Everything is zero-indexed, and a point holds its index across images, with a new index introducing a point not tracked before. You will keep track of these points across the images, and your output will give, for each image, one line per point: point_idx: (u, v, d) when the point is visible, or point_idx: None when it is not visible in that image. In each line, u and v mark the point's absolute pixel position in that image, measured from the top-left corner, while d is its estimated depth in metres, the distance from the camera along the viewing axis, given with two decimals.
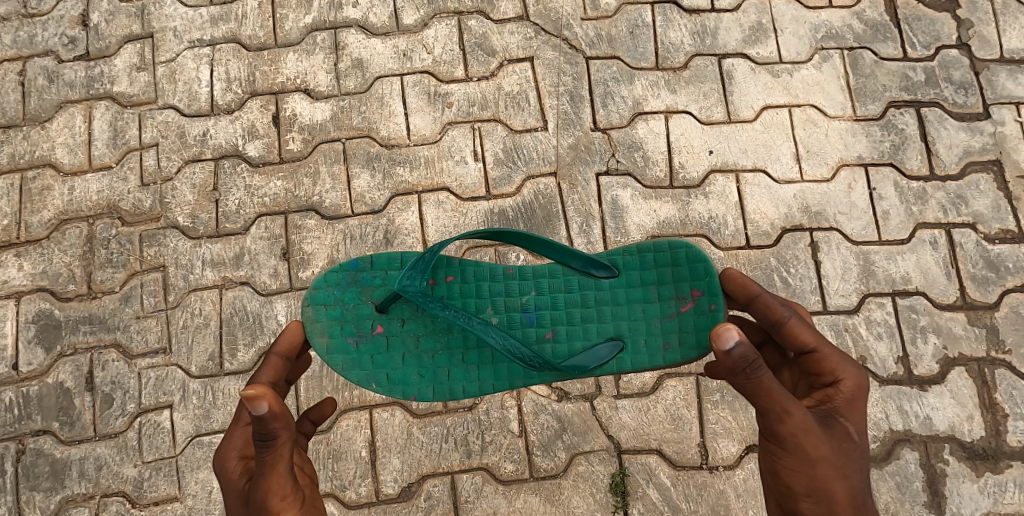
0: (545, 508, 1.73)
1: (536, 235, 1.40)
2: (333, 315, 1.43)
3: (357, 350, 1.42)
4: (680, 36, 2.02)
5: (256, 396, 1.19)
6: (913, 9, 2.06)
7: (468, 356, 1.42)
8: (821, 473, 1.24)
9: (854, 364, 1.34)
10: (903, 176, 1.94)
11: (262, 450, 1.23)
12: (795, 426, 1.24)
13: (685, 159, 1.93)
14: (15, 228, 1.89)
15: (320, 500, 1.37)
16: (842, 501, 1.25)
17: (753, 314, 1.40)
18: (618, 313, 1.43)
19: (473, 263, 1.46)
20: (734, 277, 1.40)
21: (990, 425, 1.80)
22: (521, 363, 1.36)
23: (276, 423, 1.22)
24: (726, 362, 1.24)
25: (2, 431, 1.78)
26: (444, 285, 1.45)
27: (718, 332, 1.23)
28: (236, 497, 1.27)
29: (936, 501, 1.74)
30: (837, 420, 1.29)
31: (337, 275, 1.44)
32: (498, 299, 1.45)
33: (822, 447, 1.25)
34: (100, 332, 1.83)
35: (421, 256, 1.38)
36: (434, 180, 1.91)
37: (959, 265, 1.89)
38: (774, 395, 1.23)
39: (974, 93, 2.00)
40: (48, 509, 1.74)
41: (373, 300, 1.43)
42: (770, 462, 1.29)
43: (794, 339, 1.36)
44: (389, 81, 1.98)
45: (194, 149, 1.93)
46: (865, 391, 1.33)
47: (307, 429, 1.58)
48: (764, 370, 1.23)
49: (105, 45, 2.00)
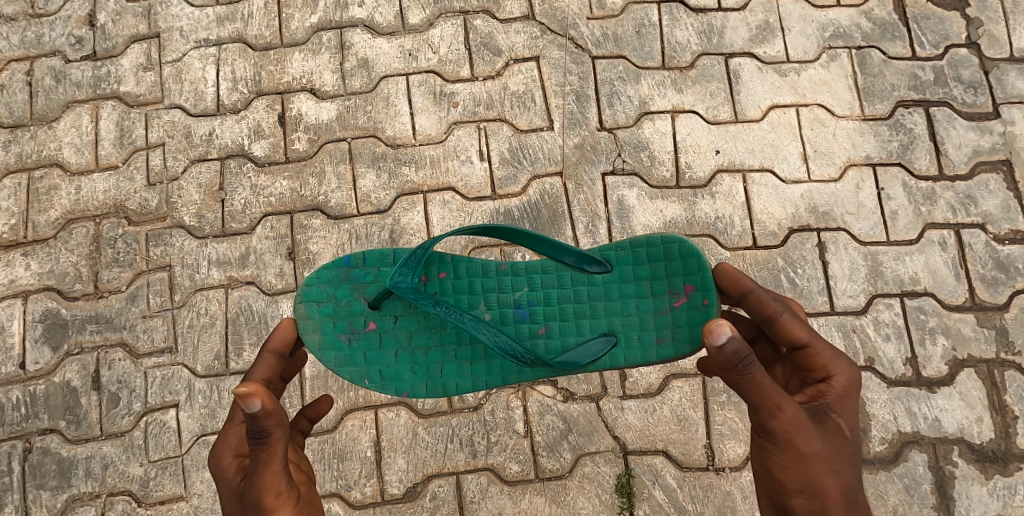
0: (551, 509, 1.73)
1: (528, 231, 1.40)
2: (326, 312, 1.42)
3: (350, 347, 1.41)
4: (686, 35, 2.02)
5: (250, 394, 1.18)
6: (922, 8, 2.04)
7: (461, 352, 1.42)
8: (814, 469, 1.24)
9: (847, 360, 1.33)
10: (911, 176, 1.93)
11: (256, 448, 1.22)
12: (789, 422, 1.22)
13: (692, 159, 1.92)
14: (22, 228, 1.89)
15: (316, 496, 1.37)
16: (834, 496, 1.25)
17: (746, 309, 1.39)
18: (611, 309, 1.43)
19: (465, 259, 1.46)
20: (727, 273, 1.38)
21: (1000, 427, 1.78)
22: (513, 359, 1.37)
23: (271, 421, 1.21)
24: (718, 358, 1.21)
25: (9, 429, 1.79)
26: (436, 281, 1.44)
27: (710, 327, 1.20)
28: (231, 495, 1.28)
29: (945, 503, 1.73)
30: (829, 416, 1.28)
31: (329, 272, 1.44)
32: (490, 295, 1.44)
33: (815, 443, 1.23)
34: (106, 332, 1.83)
35: (413, 252, 1.37)
36: (440, 179, 1.91)
37: (968, 266, 1.87)
38: (767, 392, 1.21)
39: (983, 93, 1.99)
40: (55, 508, 1.75)
41: (365, 297, 1.43)
42: (762, 457, 1.28)
43: (787, 334, 1.34)
44: (394, 81, 1.97)
45: (200, 149, 1.93)
46: (858, 386, 1.32)
47: (303, 426, 1.56)
48: (756, 365, 1.20)
49: (112, 46, 2.01)
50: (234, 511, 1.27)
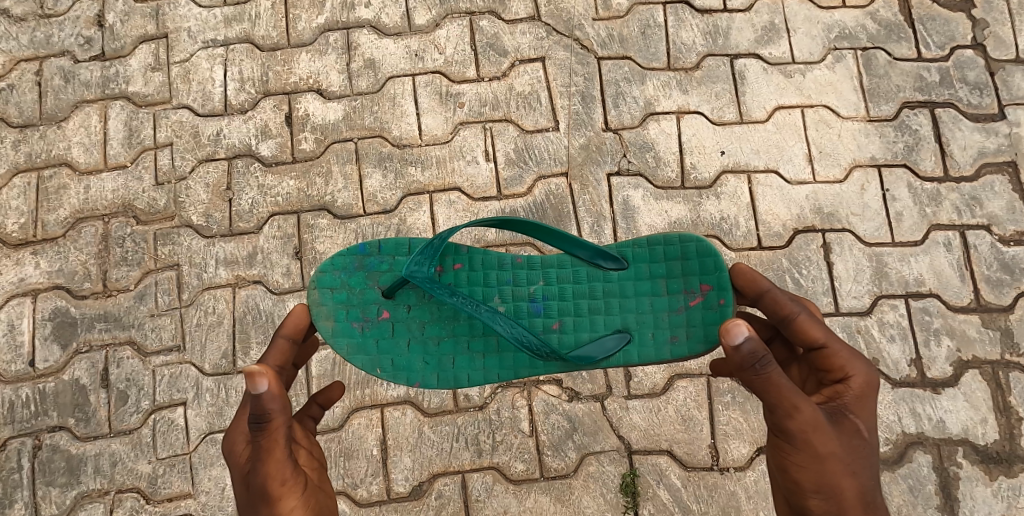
0: (556, 508, 1.74)
1: (544, 224, 1.41)
2: (339, 299, 1.44)
3: (362, 335, 1.43)
4: (691, 36, 2.02)
5: (257, 373, 1.22)
6: (927, 9, 2.04)
7: (474, 344, 1.43)
8: (831, 469, 1.24)
9: (864, 361, 1.33)
10: (917, 177, 1.93)
11: (258, 433, 1.24)
12: (805, 422, 1.23)
13: (697, 159, 1.93)
14: (32, 227, 1.91)
15: (327, 483, 1.39)
16: (851, 497, 1.25)
17: (763, 310, 1.40)
18: (626, 306, 1.44)
19: (481, 251, 1.46)
20: (744, 273, 1.39)
21: (1005, 428, 1.78)
22: (529, 352, 1.36)
23: (275, 405, 1.24)
24: (734, 358, 1.23)
25: (19, 427, 1.80)
26: (451, 273, 1.45)
27: (727, 326, 1.22)
28: (239, 483, 1.28)
29: (949, 504, 1.74)
30: (846, 417, 1.29)
31: (344, 259, 1.45)
32: (505, 288, 1.45)
33: (831, 443, 1.24)
34: (115, 330, 1.84)
35: (430, 242, 1.39)
36: (446, 180, 1.92)
37: (974, 267, 1.88)
38: (783, 392, 1.22)
39: (989, 94, 1.99)
40: (64, 505, 1.76)
41: (379, 286, 1.44)
42: (778, 458, 1.28)
43: (803, 334, 1.35)
44: (401, 81, 1.98)
45: (208, 149, 1.94)
46: (875, 388, 1.33)
47: (315, 412, 1.57)
48: (773, 365, 1.22)
49: (121, 46, 2.02)
50: (242, 498, 1.28)
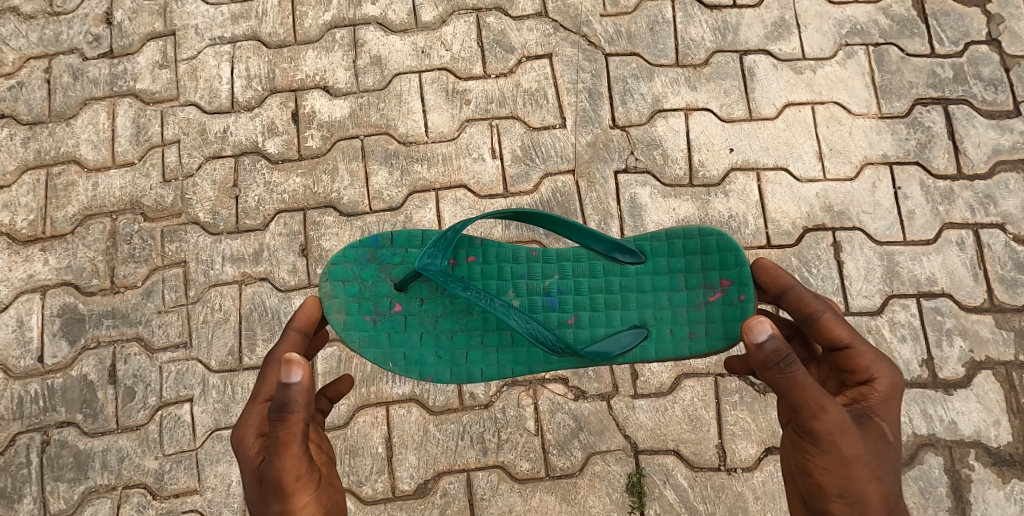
0: (561, 508, 1.73)
1: (561, 217, 1.39)
2: (351, 292, 1.43)
3: (375, 328, 1.42)
4: (701, 32, 2.00)
5: (294, 361, 1.24)
6: (941, 4, 2.01)
7: (487, 338, 1.42)
8: (856, 474, 1.22)
9: (889, 364, 1.31)
10: (929, 174, 1.90)
11: (278, 424, 1.22)
12: (831, 424, 1.20)
13: (705, 157, 1.91)
14: (41, 224, 1.92)
15: (336, 478, 1.40)
16: (874, 501, 1.23)
17: (785, 307, 1.38)
18: (643, 301, 1.42)
19: (495, 244, 1.45)
20: (767, 268, 1.38)
21: (1018, 430, 1.75)
22: (543, 347, 1.35)
23: (302, 398, 1.23)
24: (757, 357, 1.22)
25: (27, 422, 1.81)
26: (464, 265, 1.44)
27: (750, 324, 1.22)
28: (251, 475, 1.28)
29: (961, 507, 1.71)
30: (872, 420, 1.27)
31: (356, 251, 1.44)
32: (520, 282, 1.44)
33: (857, 447, 1.22)
34: (122, 327, 1.85)
35: (443, 234, 1.38)
36: (452, 176, 1.91)
37: (986, 266, 1.85)
38: (808, 391, 1.19)
39: (1004, 90, 1.95)
40: (71, 501, 1.77)
41: (391, 278, 1.43)
42: (801, 460, 1.26)
43: (827, 334, 1.32)
44: (407, 78, 1.98)
45: (215, 145, 1.95)
46: (899, 391, 1.31)
47: (324, 406, 1.57)
48: (798, 365, 1.20)
49: (128, 43, 2.03)
50: (252, 491, 1.27)
